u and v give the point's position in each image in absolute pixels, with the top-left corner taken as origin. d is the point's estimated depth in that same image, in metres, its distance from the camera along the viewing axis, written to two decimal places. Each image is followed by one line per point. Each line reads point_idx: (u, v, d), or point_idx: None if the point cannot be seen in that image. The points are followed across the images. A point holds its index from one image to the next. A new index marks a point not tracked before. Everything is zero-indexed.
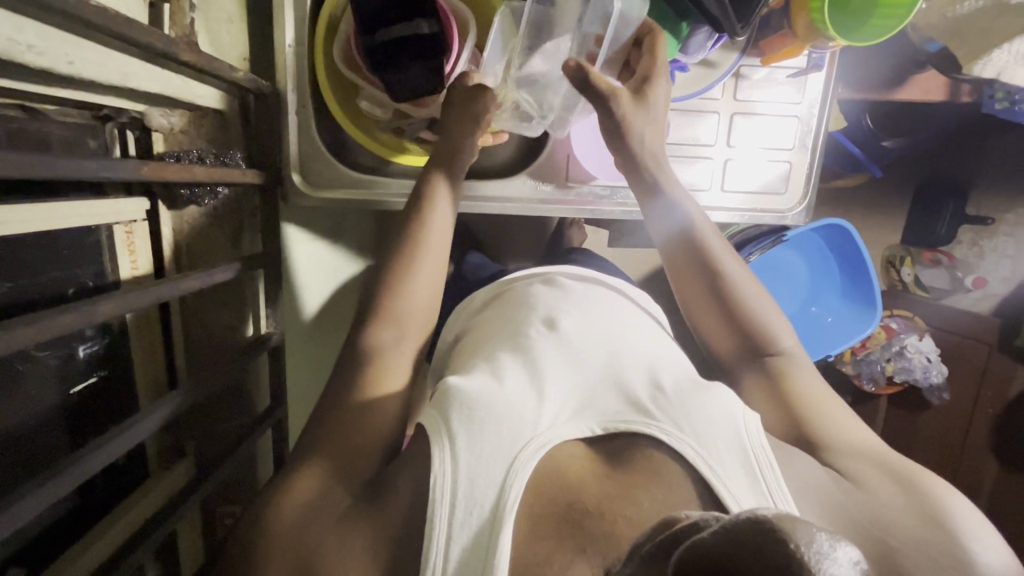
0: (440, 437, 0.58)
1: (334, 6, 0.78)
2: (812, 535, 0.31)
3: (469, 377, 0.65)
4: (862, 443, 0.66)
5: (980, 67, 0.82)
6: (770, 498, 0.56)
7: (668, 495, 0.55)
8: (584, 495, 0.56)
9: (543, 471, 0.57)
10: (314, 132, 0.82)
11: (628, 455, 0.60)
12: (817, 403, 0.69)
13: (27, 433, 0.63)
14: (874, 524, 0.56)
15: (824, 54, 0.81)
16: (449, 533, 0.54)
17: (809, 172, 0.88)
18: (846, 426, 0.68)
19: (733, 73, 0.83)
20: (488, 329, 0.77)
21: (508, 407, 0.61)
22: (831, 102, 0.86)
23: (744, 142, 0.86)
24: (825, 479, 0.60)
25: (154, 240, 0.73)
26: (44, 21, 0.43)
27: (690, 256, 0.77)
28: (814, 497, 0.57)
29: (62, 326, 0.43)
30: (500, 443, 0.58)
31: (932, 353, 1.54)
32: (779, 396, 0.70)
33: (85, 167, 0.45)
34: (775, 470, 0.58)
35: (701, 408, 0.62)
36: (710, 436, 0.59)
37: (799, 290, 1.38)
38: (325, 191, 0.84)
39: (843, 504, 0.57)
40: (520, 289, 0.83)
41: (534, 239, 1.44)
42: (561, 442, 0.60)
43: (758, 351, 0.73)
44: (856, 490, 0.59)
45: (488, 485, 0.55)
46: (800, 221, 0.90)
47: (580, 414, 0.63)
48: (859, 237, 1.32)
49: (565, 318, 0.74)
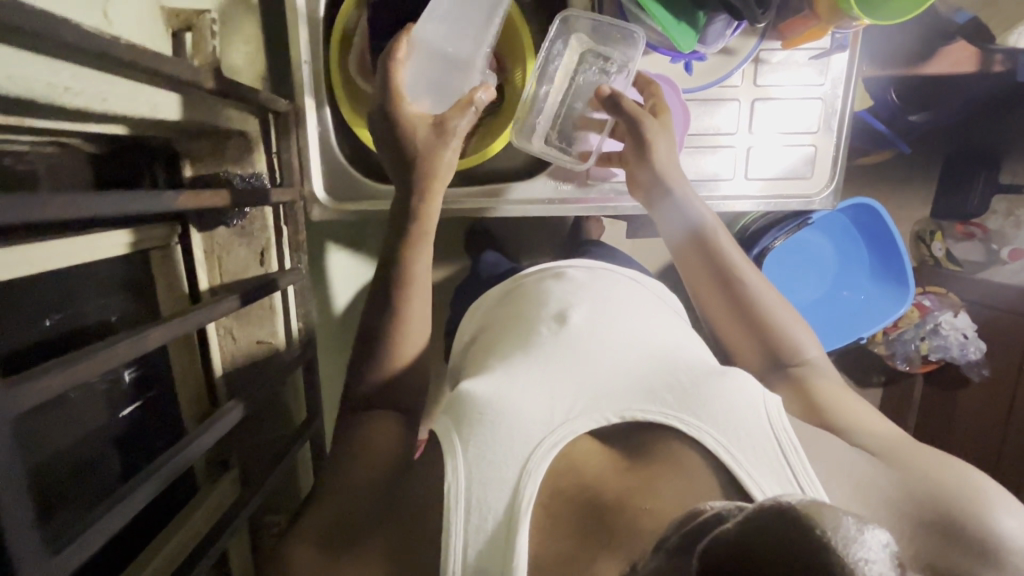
0: (453, 443, 0.60)
1: (347, 18, 0.78)
2: (839, 520, 0.31)
3: (485, 378, 0.66)
4: (883, 432, 0.65)
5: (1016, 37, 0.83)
6: (794, 484, 0.55)
7: (689, 485, 0.55)
8: (603, 490, 0.57)
9: (559, 468, 0.58)
10: (333, 145, 0.82)
11: (647, 447, 0.60)
12: (837, 401, 0.70)
13: (84, 456, 0.66)
14: (907, 504, 0.55)
15: (848, 33, 0.80)
16: (465, 537, 0.55)
17: (835, 155, 0.86)
18: (861, 413, 0.68)
19: (752, 58, 0.81)
20: (501, 331, 0.79)
21: (522, 405, 0.61)
22: (856, 82, 0.84)
23: (766, 128, 0.85)
24: (850, 457, 0.60)
25: (186, 263, 0.75)
26: (80, 63, 0.44)
27: (713, 277, 0.78)
28: (842, 479, 0.57)
29: (118, 357, 0.45)
30: (511, 444, 0.58)
31: (969, 330, 1.50)
32: (805, 400, 0.71)
33: (128, 203, 0.47)
34: (799, 452, 0.57)
35: (717, 395, 0.61)
36: (730, 424, 0.58)
37: (827, 273, 1.35)
38: (347, 204, 0.84)
39: (872, 484, 0.57)
40: (532, 285, 0.84)
41: (553, 235, 1.44)
42: (576, 438, 0.60)
43: (782, 362, 0.75)
44: (884, 467, 0.59)
45: (501, 488, 0.56)
46: (828, 205, 0.89)
47: (594, 405, 0.62)
48: (888, 215, 1.28)
49: (577, 311, 0.74)
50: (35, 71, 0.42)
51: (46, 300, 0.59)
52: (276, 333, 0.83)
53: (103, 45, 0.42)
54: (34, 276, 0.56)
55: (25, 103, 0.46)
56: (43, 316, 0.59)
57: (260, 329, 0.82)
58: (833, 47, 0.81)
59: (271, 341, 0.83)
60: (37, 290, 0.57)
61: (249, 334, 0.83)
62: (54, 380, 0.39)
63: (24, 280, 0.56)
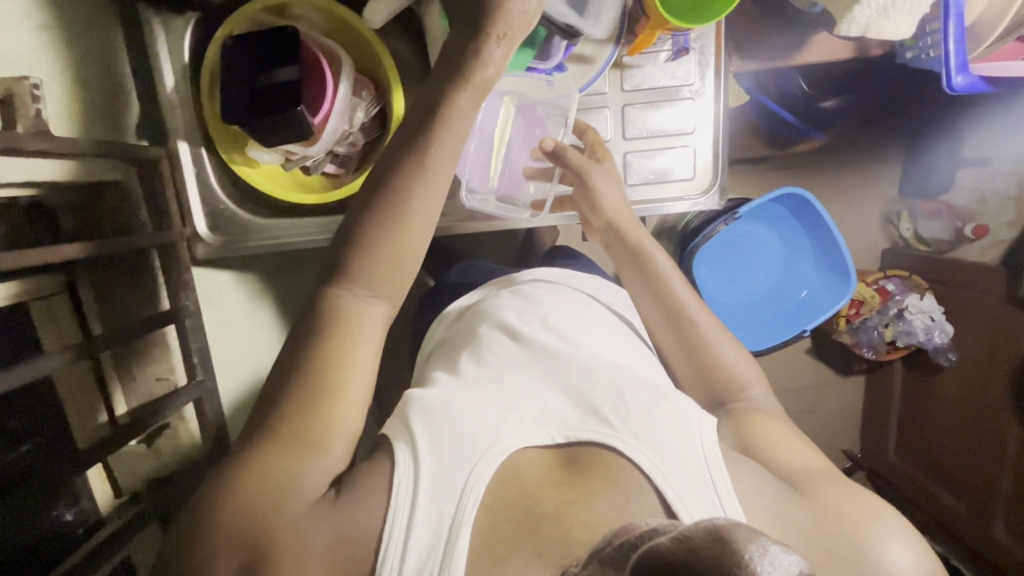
0: (404, 442, 0.60)
1: (209, 60, 0.80)
2: (762, 546, 0.36)
3: (437, 390, 0.67)
4: (813, 465, 0.68)
5: (844, 28, 0.63)
6: (718, 506, 0.58)
7: (623, 501, 0.57)
8: (541, 499, 0.57)
9: (504, 476, 0.59)
10: (213, 185, 0.86)
11: (587, 458, 0.61)
12: (774, 434, 0.71)
13: None
14: (823, 538, 0.58)
15: (688, 33, 0.78)
16: (406, 538, 0.54)
17: (716, 155, 0.84)
18: (793, 447, 0.69)
19: (612, 64, 0.80)
20: (448, 350, 0.79)
21: (472, 414, 0.63)
22: (726, 76, 0.81)
23: (641, 133, 0.83)
24: (778, 486, 0.63)
25: (73, 308, 0.79)
26: None
27: (659, 305, 0.78)
28: (761, 506, 0.59)
29: None
30: (462, 449, 0.59)
31: (936, 312, 1.43)
32: (739, 432, 0.71)
33: None
34: (726, 479, 0.59)
35: (658, 418, 0.63)
36: (667, 445, 0.61)
37: (773, 267, 1.31)
38: (232, 241, 0.87)
39: (794, 514, 0.59)
40: (486, 301, 0.85)
41: (497, 246, 1.44)
42: (521, 449, 0.61)
43: (722, 396, 0.75)
44: (804, 501, 0.61)
45: (449, 491, 0.57)
46: (716, 204, 0.86)
47: (543, 421, 0.64)
48: (819, 204, 1.24)
49: (533, 325, 0.76)
50: None
51: None
52: (174, 369, 0.88)
53: None
54: None
55: None
56: None
57: (157, 365, 0.87)
58: (678, 49, 0.79)
59: (170, 376, 0.88)
60: None
61: (149, 370, 0.87)
62: None
63: None
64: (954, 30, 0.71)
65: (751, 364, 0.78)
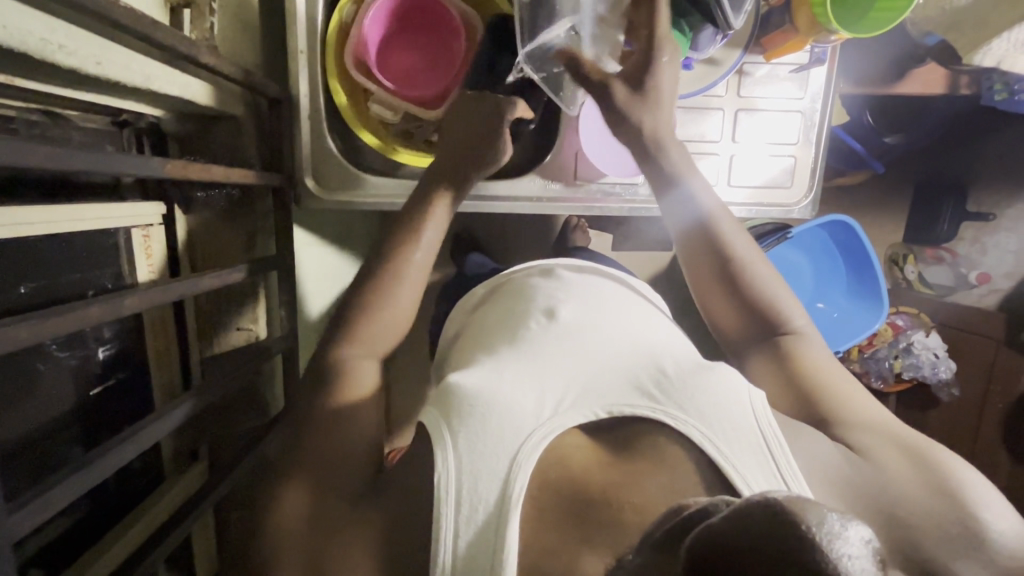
0: (440, 434, 0.57)
1: (343, 11, 0.80)
2: (824, 516, 0.31)
3: (473, 372, 0.64)
4: (866, 421, 0.63)
5: (980, 58, 0.78)
6: (778, 478, 0.54)
7: (674, 480, 0.54)
8: (589, 485, 0.54)
9: (547, 460, 0.56)
10: (325, 134, 0.81)
11: (634, 441, 0.58)
12: (829, 385, 0.67)
13: (47, 433, 0.64)
14: (882, 497, 0.55)
15: (826, 48, 0.83)
16: (456, 528, 0.52)
17: (813, 167, 0.89)
18: (848, 400, 0.66)
19: (735, 70, 0.85)
20: (484, 329, 0.76)
21: (509, 398, 0.59)
22: (834, 96, 0.87)
23: (752, 137, 0.87)
24: (832, 454, 0.59)
25: (167, 244, 0.75)
26: (72, 21, 0.44)
27: (715, 275, 0.74)
28: (823, 477, 0.56)
29: (88, 318, 0.44)
30: (502, 434, 0.56)
31: (939, 349, 1.53)
32: (791, 378, 0.68)
33: (115, 162, 0.46)
34: (783, 448, 0.56)
35: (705, 390, 0.59)
36: (718, 418, 0.57)
37: (805, 288, 1.38)
38: (336, 193, 0.83)
39: (854, 482, 0.56)
40: (520, 281, 0.82)
41: (540, 243, 1.43)
42: (565, 431, 0.58)
43: (773, 331, 0.72)
44: (862, 464, 0.58)
45: (492, 479, 0.54)
46: (806, 215, 0.91)
47: (583, 399, 0.61)
48: (864, 233, 1.32)
49: (565, 307, 0.72)
50: (29, 24, 0.42)
51: (12, 266, 0.57)
52: (256, 321, 0.85)
53: (100, 4, 0.42)
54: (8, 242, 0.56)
55: (16, 62, 0.45)
56: (14, 283, 0.57)
57: (240, 316, 0.84)
58: (812, 61, 0.84)
59: (251, 328, 0.85)
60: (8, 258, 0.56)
61: (230, 321, 0.83)
62: (19, 329, 0.38)
63: None
64: None
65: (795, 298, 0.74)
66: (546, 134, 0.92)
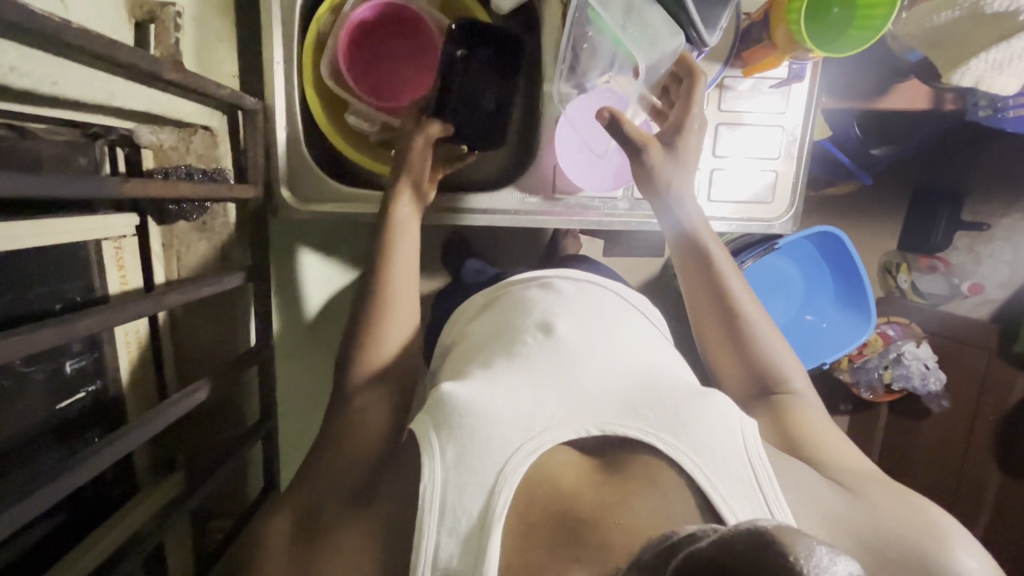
0: (432, 446, 0.57)
1: (320, 23, 0.80)
2: (813, 548, 0.29)
3: (466, 383, 0.62)
4: (857, 468, 0.64)
5: (958, 78, 0.76)
6: (765, 509, 0.54)
7: (663, 504, 0.53)
8: (578, 504, 0.54)
9: (535, 478, 0.55)
10: (303, 146, 0.82)
11: (624, 460, 0.57)
12: (815, 430, 0.69)
13: (16, 447, 0.64)
14: (874, 535, 0.55)
15: (805, 64, 0.83)
16: (438, 543, 0.53)
17: (795, 182, 0.89)
18: (836, 448, 0.67)
19: (716, 84, 0.84)
20: (473, 342, 0.76)
21: (500, 413, 0.58)
22: (816, 111, 0.86)
23: (733, 152, 0.87)
24: (825, 489, 0.59)
25: (142, 256, 0.75)
26: (26, 44, 0.44)
27: (704, 288, 0.76)
28: (813, 508, 0.56)
29: (40, 342, 0.44)
30: (489, 450, 0.56)
31: (929, 360, 1.51)
32: (778, 425, 0.70)
33: (70, 184, 0.46)
34: (771, 479, 0.56)
35: (699, 416, 0.59)
36: (710, 446, 0.56)
37: (794, 299, 1.38)
38: (314, 206, 0.83)
39: (844, 517, 0.56)
40: (516, 293, 0.80)
41: (528, 250, 1.43)
42: (553, 449, 0.57)
43: (757, 366, 0.73)
44: (853, 500, 0.58)
45: (477, 491, 0.54)
46: (787, 230, 0.91)
47: (575, 415, 0.60)
48: (851, 244, 1.31)
49: (561, 321, 0.71)
50: None
51: None
52: (235, 334, 0.84)
53: (52, 28, 0.42)
54: None
55: None
56: None
57: (217, 328, 0.84)
58: (791, 77, 0.84)
59: (231, 340, 0.84)
60: None
61: (210, 332, 0.84)
62: None
63: None
64: None
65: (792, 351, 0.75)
66: (527, 146, 0.92)
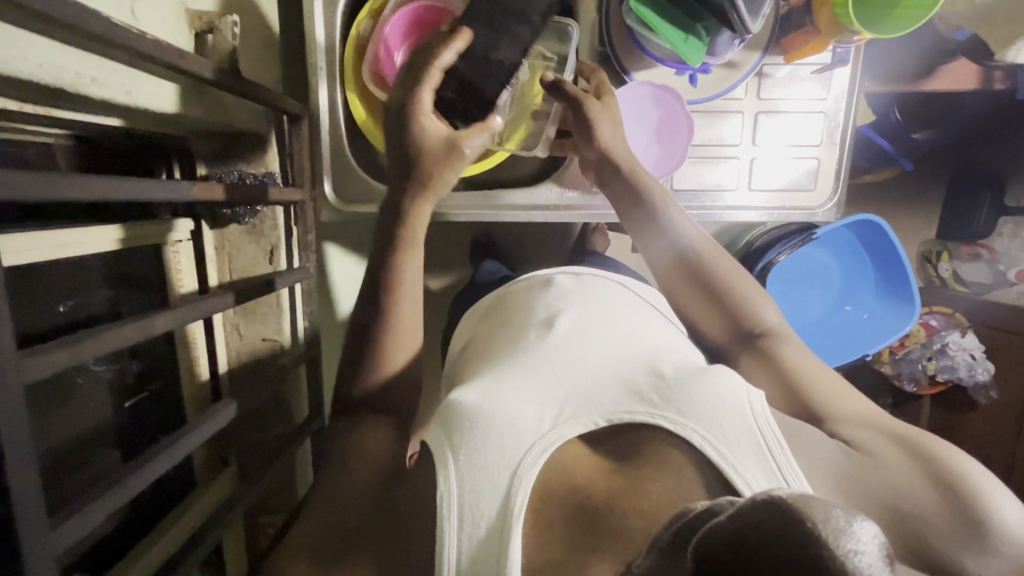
0: (443, 453, 0.57)
1: (361, 27, 0.80)
2: (828, 512, 0.30)
3: (472, 387, 0.63)
4: (865, 420, 0.62)
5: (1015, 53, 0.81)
6: (779, 476, 0.53)
7: (679, 483, 0.53)
8: (593, 493, 0.54)
9: (550, 468, 0.56)
10: (345, 147, 0.84)
11: (637, 447, 0.57)
12: (817, 384, 0.67)
13: (88, 444, 0.67)
14: (887, 496, 0.53)
15: (849, 48, 0.81)
16: (458, 544, 0.52)
17: (838, 169, 0.87)
18: (841, 398, 0.65)
19: (755, 72, 0.83)
20: (488, 340, 0.76)
21: (507, 411, 0.59)
22: (859, 95, 0.85)
23: (772, 140, 0.86)
24: (833, 452, 0.57)
25: (196, 259, 0.77)
26: (105, 55, 0.46)
27: (692, 285, 0.75)
28: (828, 476, 0.54)
29: (123, 339, 0.46)
30: (502, 450, 0.56)
31: (976, 350, 1.47)
32: (786, 394, 0.67)
33: (148, 189, 0.49)
34: (782, 444, 0.54)
35: (701, 392, 0.58)
36: (717, 421, 0.56)
37: (833, 289, 1.36)
38: (359, 207, 0.85)
39: (856, 479, 0.55)
40: (519, 294, 0.81)
41: (559, 247, 1.43)
42: (566, 442, 0.58)
43: (749, 335, 0.73)
44: (864, 460, 0.56)
45: (492, 493, 0.54)
46: (831, 218, 0.89)
47: (582, 408, 0.60)
48: (893, 233, 1.27)
49: (564, 316, 0.72)
50: (63, 59, 0.44)
51: (58, 285, 0.60)
52: (281, 331, 0.86)
53: (131, 39, 0.44)
54: (49, 262, 0.58)
55: (54, 96, 0.48)
56: (55, 302, 0.60)
57: (265, 326, 0.85)
58: (833, 62, 0.83)
59: (276, 338, 0.86)
60: (54, 273, 0.59)
61: (256, 331, 0.85)
62: (62, 352, 0.40)
63: (41, 265, 0.57)
64: None
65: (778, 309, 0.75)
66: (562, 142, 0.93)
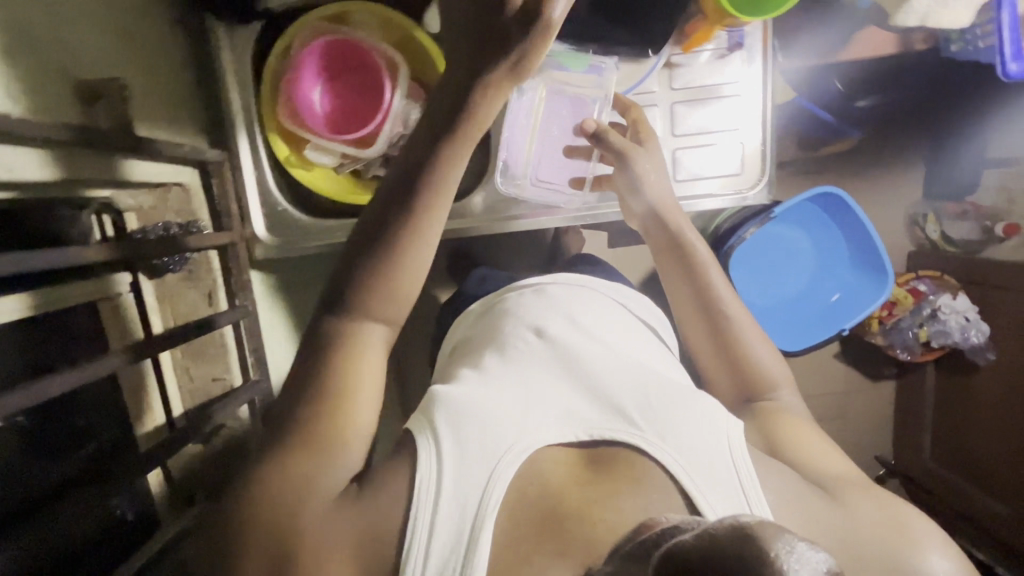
0: (426, 440, 0.56)
1: (273, 67, 0.83)
2: (785, 541, 0.33)
3: (459, 385, 0.63)
4: (834, 467, 0.65)
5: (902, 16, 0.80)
6: (743, 506, 0.55)
7: (650, 504, 0.53)
8: (565, 500, 0.54)
9: (525, 475, 0.55)
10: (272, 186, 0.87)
11: (610, 457, 0.57)
12: (796, 433, 0.68)
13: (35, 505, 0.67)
14: (849, 536, 0.55)
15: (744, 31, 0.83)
16: (429, 537, 0.51)
17: (764, 151, 0.86)
18: (812, 442, 0.67)
19: (663, 64, 0.84)
20: (475, 342, 0.75)
21: (492, 410, 0.59)
22: (772, 74, 0.85)
23: (693, 129, 0.85)
24: (804, 489, 0.59)
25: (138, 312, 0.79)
26: None
27: (681, 272, 0.78)
28: (794, 510, 0.56)
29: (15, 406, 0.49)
30: (482, 446, 0.55)
31: (970, 312, 1.38)
32: (764, 433, 0.68)
33: (38, 260, 0.51)
34: (755, 483, 0.56)
35: (685, 420, 0.59)
36: (695, 451, 0.57)
37: (806, 266, 1.32)
38: (307, 243, 0.89)
39: (820, 516, 0.56)
40: (511, 296, 0.80)
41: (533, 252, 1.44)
42: (544, 448, 0.57)
43: (735, 356, 0.74)
44: (832, 503, 0.58)
45: (473, 485, 0.53)
46: (765, 200, 0.88)
47: (567, 418, 0.60)
48: (854, 204, 1.25)
49: (555, 323, 0.71)
50: None
51: None
52: (230, 369, 0.89)
53: None
54: None
55: None
56: None
57: (214, 367, 0.88)
58: (731, 45, 0.84)
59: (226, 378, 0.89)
60: None
61: (206, 372, 0.88)
62: None
63: None
64: (1005, 19, 0.80)
65: (773, 355, 0.76)
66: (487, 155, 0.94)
